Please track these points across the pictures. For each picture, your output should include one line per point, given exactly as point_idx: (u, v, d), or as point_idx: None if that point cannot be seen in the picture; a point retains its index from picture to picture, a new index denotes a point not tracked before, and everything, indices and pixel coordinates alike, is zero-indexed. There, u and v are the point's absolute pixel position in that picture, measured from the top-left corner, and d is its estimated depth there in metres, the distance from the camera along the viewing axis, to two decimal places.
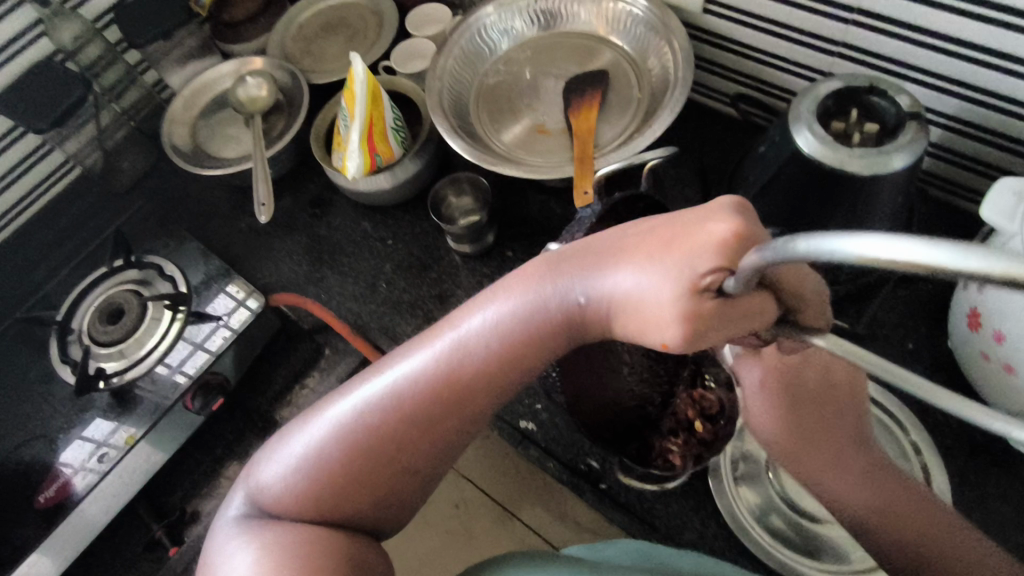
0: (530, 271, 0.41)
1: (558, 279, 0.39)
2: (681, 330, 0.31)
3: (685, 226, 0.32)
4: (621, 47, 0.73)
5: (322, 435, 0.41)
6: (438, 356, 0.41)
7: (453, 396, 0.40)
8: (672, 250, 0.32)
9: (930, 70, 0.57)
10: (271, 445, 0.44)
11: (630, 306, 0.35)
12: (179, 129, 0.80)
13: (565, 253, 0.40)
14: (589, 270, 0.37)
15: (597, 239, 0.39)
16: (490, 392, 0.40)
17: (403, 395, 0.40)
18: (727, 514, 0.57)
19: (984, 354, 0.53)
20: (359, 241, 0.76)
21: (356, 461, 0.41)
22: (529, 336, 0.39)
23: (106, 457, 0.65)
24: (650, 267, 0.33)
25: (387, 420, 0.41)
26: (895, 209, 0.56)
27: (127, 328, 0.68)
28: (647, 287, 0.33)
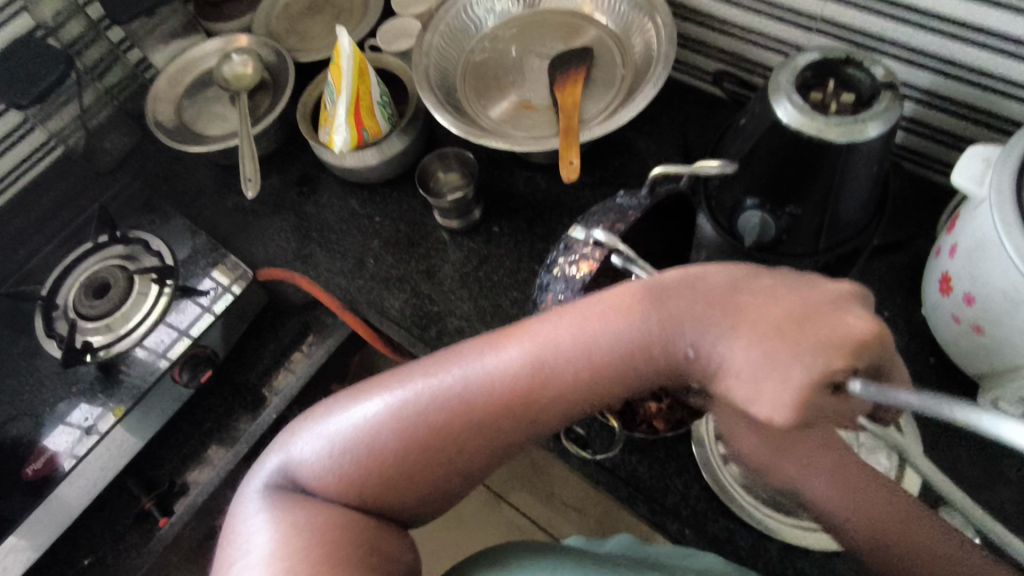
0: (630, 303, 0.40)
1: (669, 321, 0.39)
2: (796, 409, 0.33)
3: (822, 313, 0.35)
4: (605, 25, 0.74)
5: (375, 425, 0.42)
6: (514, 370, 0.41)
7: (522, 415, 0.41)
8: (803, 334, 0.34)
9: (906, 44, 0.59)
10: (312, 418, 0.45)
11: (740, 371, 0.36)
12: (164, 107, 0.80)
13: (672, 290, 0.39)
14: (702, 321, 0.38)
15: (705, 284, 0.39)
16: (561, 415, 0.41)
17: (472, 405, 0.41)
18: (711, 481, 0.58)
19: (955, 317, 0.55)
20: (347, 218, 0.77)
21: (407, 457, 0.41)
22: (614, 368, 0.40)
23: (93, 431, 0.66)
24: (780, 345, 0.34)
25: (450, 424, 0.41)
26: (871, 180, 0.58)
27: (113, 302, 0.68)
28: (771, 362, 0.34)
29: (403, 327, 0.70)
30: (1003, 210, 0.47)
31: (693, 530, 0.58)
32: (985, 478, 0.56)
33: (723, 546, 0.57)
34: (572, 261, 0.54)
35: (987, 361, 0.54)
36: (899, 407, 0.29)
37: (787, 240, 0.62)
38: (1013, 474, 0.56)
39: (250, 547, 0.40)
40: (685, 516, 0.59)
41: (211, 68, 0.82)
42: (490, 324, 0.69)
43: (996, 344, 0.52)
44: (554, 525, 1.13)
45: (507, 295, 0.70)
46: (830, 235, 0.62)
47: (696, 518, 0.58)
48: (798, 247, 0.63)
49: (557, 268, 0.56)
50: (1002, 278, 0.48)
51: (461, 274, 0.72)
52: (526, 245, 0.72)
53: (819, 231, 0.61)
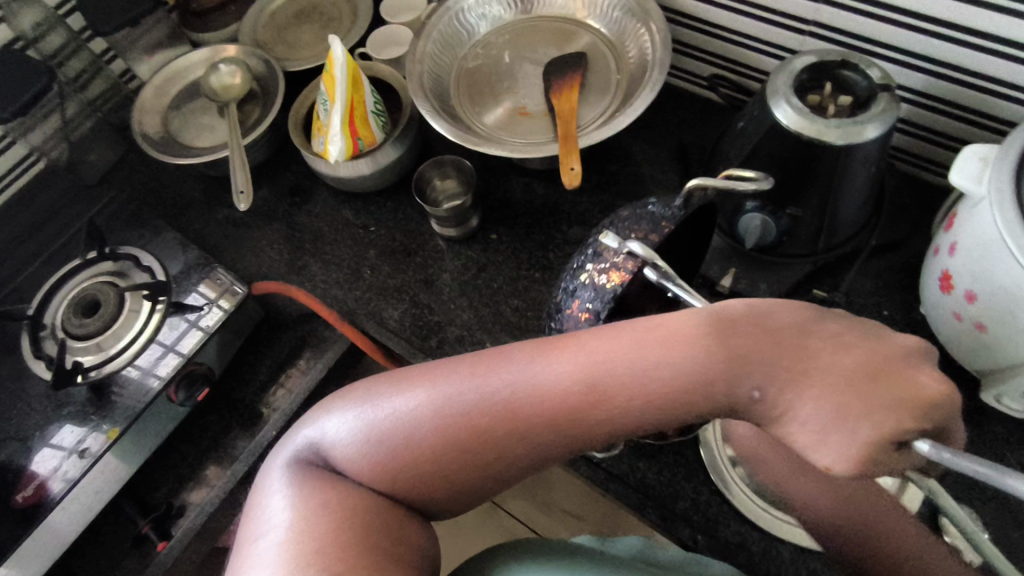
0: (692, 332, 0.38)
1: (734, 360, 0.36)
2: (857, 461, 0.33)
3: (894, 375, 0.34)
4: (598, 30, 0.74)
5: (416, 418, 0.41)
6: (566, 385, 0.39)
7: (566, 431, 0.40)
8: (875, 394, 0.34)
9: (899, 45, 0.59)
10: (349, 399, 0.43)
11: (805, 417, 0.35)
12: (149, 118, 0.78)
13: (737, 322, 0.37)
14: (769, 361, 0.36)
15: (774, 320, 0.37)
16: (605, 435, 0.40)
17: (517, 413, 0.40)
18: (721, 484, 0.58)
19: (956, 315, 0.56)
20: (341, 228, 0.76)
21: (444, 456, 0.40)
22: (669, 399, 0.38)
23: (85, 455, 0.63)
24: (852, 398, 0.34)
25: (491, 429, 0.40)
26: (870, 178, 0.59)
27: (104, 321, 0.65)
28: (841, 414, 0.34)
29: (403, 338, 0.69)
30: (1004, 208, 0.48)
31: (705, 535, 0.58)
32: None
33: (735, 551, 0.57)
34: (602, 269, 0.50)
35: (988, 358, 0.55)
36: (967, 473, 0.29)
37: (788, 242, 0.63)
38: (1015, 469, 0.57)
39: (277, 521, 0.40)
40: (696, 521, 0.58)
41: (198, 78, 0.80)
42: (492, 332, 0.68)
43: (998, 340, 0.53)
44: (552, 531, 1.13)
45: (508, 303, 0.69)
46: (829, 236, 0.63)
47: (707, 523, 0.58)
48: (798, 250, 0.64)
49: (585, 274, 0.52)
50: (1005, 275, 0.49)
51: (460, 282, 0.71)
52: (525, 251, 0.72)
53: (818, 233, 0.62)
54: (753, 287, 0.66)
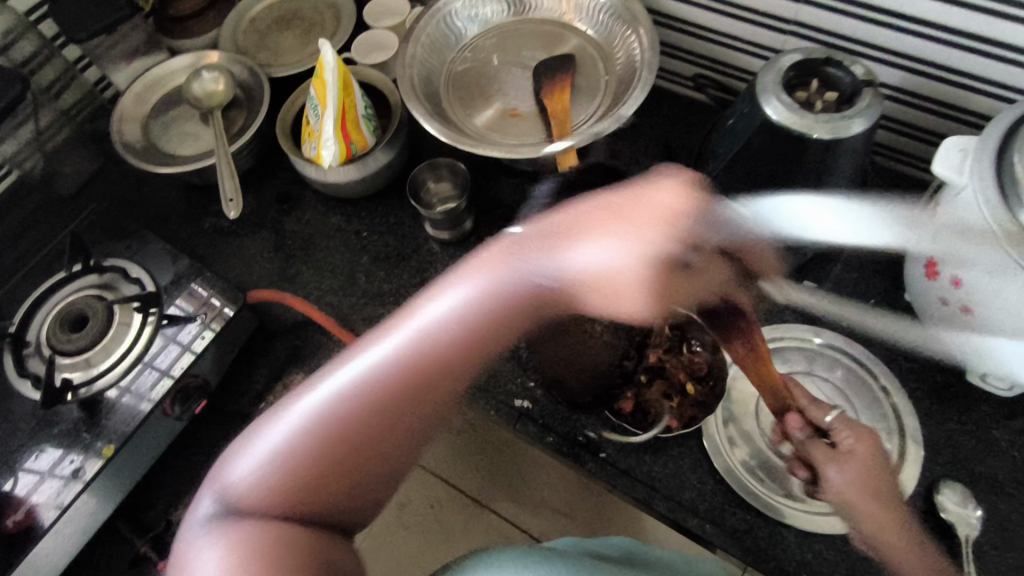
0: (487, 258, 0.48)
1: (520, 261, 0.47)
2: (647, 287, 0.46)
3: (641, 201, 0.46)
4: (585, 33, 0.75)
5: (313, 425, 0.43)
6: (398, 355, 0.44)
7: (419, 390, 0.45)
8: (629, 217, 0.46)
9: (876, 43, 0.62)
10: (243, 442, 0.44)
11: (601, 271, 0.46)
12: (129, 126, 0.76)
13: (521, 238, 0.48)
14: (540, 251, 0.47)
15: (554, 220, 0.48)
16: (454, 382, 0.46)
17: (376, 386, 0.44)
18: (725, 472, 0.59)
19: (942, 300, 0.58)
20: (333, 234, 0.75)
21: (329, 452, 0.43)
22: (498, 317, 0.46)
23: (79, 475, 0.61)
24: (625, 223, 0.46)
25: (362, 411, 0.44)
26: (856, 171, 0.61)
27: (93, 335, 0.63)
28: (632, 247, 0.45)
29: None
30: (987, 194, 0.50)
31: (713, 524, 0.59)
32: (977, 449, 0.60)
33: (743, 537, 0.58)
34: None
35: (974, 339, 0.58)
36: None
37: (778, 235, 0.64)
38: (1002, 445, 0.60)
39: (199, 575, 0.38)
40: (703, 511, 0.59)
41: (179, 85, 0.79)
42: None
43: (983, 323, 0.55)
44: (543, 530, 1.13)
45: None
46: (819, 228, 0.64)
47: (714, 512, 0.59)
48: (789, 242, 0.65)
49: None
50: (990, 260, 0.51)
51: None
52: None
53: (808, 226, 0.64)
54: None
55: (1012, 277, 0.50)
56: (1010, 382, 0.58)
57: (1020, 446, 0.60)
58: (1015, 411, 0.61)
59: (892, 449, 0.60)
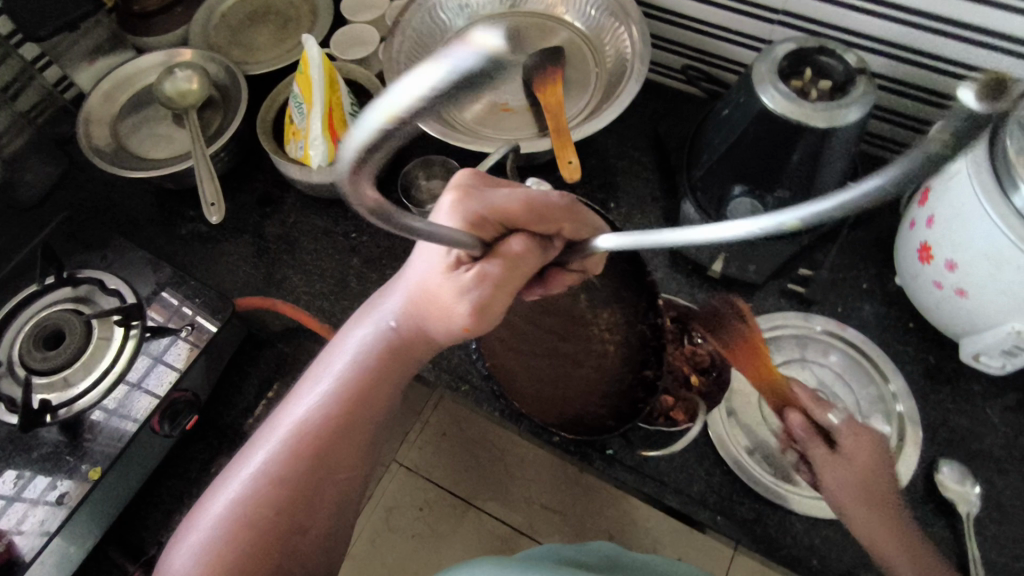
0: (353, 323, 0.52)
1: (371, 320, 0.51)
2: (468, 295, 0.44)
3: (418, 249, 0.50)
4: (574, 25, 0.74)
5: (235, 501, 0.44)
6: (296, 427, 0.47)
7: (325, 447, 0.47)
8: (417, 259, 0.49)
9: (863, 32, 0.63)
10: (175, 544, 0.45)
11: (429, 297, 0.47)
12: (97, 128, 0.72)
13: (366, 308, 0.53)
14: (387, 303, 0.51)
15: (388, 287, 0.53)
16: (359, 436, 0.48)
17: (283, 456, 0.46)
18: (731, 461, 0.60)
19: (937, 283, 0.60)
20: (320, 236, 0.72)
21: (252, 532, 0.43)
22: (372, 365, 0.49)
23: (60, 503, 0.57)
24: (423, 259, 0.48)
25: (276, 483, 0.45)
26: (848, 157, 0.61)
27: (71, 352, 0.60)
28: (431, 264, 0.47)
29: None
30: (983, 178, 0.51)
31: (723, 515, 0.59)
32: (971, 427, 0.62)
33: (753, 526, 0.58)
34: None
35: (968, 321, 0.59)
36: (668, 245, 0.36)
37: None
38: (994, 423, 0.62)
39: None
40: (713, 503, 0.59)
41: (150, 84, 0.75)
42: None
43: (978, 305, 0.56)
44: (536, 528, 1.12)
45: None
46: (812, 216, 0.64)
47: (723, 503, 0.59)
48: None
49: None
50: (985, 242, 0.52)
51: None
52: None
53: None
54: (741, 269, 0.67)
55: (1011, 260, 0.51)
56: (1002, 360, 0.59)
57: (1010, 422, 0.61)
58: (1005, 389, 0.63)
59: (891, 431, 0.61)
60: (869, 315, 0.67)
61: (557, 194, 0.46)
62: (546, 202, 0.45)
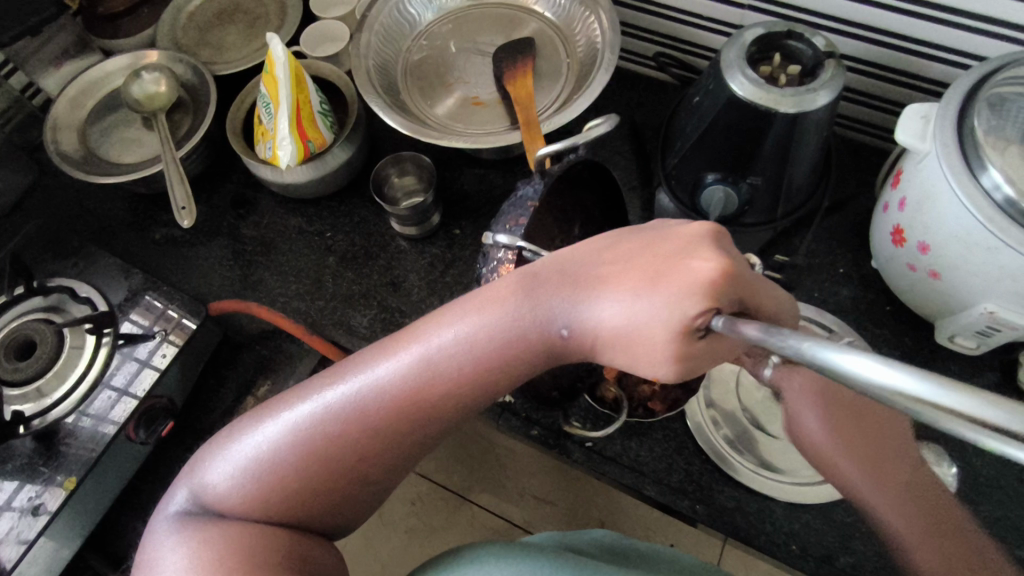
0: (507, 283, 0.41)
1: (540, 305, 0.40)
2: (674, 363, 0.34)
3: (669, 258, 0.35)
4: (544, 15, 0.73)
5: (270, 444, 0.42)
6: (387, 383, 0.41)
7: (416, 414, 0.41)
8: (647, 258, 0.36)
9: (832, 14, 0.62)
10: (229, 441, 0.44)
11: (617, 328, 0.36)
12: (65, 135, 0.71)
13: (541, 271, 0.41)
14: (567, 301, 0.39)
15: (574, 263, 0.40)
16: (453, 409, 0.42)
17: (365, 408, 0.41)
18: (709, 449, 0.60)
19: (911, 266, 0.59)
20: (295, 236, 0.72)
21: (307, 467, 0.41)
22: (503, 356, 0.41)
23: (37, 515, 0.57)
24: (643, 280, 0.35)
25: (346, 430, 0.41)
26: (820, 141, 0.61)
27: (43, 362, 0.60)
28: (635, 299, 0.35)
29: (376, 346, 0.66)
30: (953, 160, 0.51)
31: (702, 504, 0.59)
32: None
33: (732, 515, 0.58)
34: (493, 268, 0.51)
35: (943, 303, 0.59)
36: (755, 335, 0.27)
37: (748, 211, 0.64)
38: None
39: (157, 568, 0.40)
40: (692, 492, 0.60)
41: (117, 88, 0.74)
42: None
43: (952, 286, 0.56)
44: (529, 519, 1.13)
45: None
46: (786, 202, 0.65)
47: (702, 492, 0.59)
48: (757, 218, 0.65)
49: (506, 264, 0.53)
50: (955, 224, 0.52)
51: (428, 282, 0.69)
52: None
53: (776, 199, 0.63)
54: None
55: (980, 241, 0.50)
56: (978, 341, 0.59)
57: None
58: (982, 370, 0.63)
59: None
60: (846, 299, 0.67)
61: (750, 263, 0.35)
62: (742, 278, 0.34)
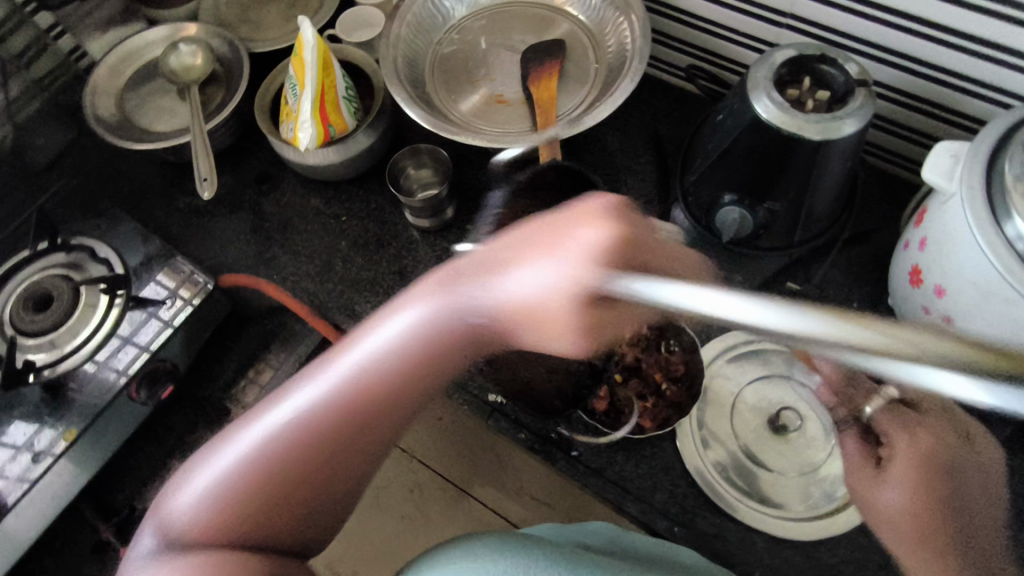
0: (431, 282, 0.46)
1: (456, 299, 0.44)
2: (576, 326, 0.41)
3: (560, 227, 0.41)
4: (577, 17, 0.72)
5: (235, 471, 0.42)
6: (342, 383, 0.43)
7: (370, 406, 0.44)
8: (540, 243, 0.42)
9: (871, 40, 0.60)
10: (189, 473, 0.44)
11: (530, 303, 0.41)
12: (102, 99, 0.74)
13: (457, 267, 0.45)
14: (479, 288, 0.43)
15: (490, 258, 0.44)
16: (404, 397, 0.45)
17: (320, 411, 0.43)
18: (697, 473, 0.59)
19: (925, 308, 0.57)
20: (311, 217, 0.73)
21: (272, 479, 0.42)
22: (435, 344, 0.44)
23: (39, 459, 0.60)
24: (542, 251, 0.41)
25: (306, 436, 0.43)
26: (845, 170, 0.59)
27: (58, 316, 0.62)
28: (541, 268, 0.40)
29: None
30: (975, 202, 0.48)
31: (683, 527, 0.58)
32: None
33: (711, 541, 0.58)
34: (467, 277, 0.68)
35: None
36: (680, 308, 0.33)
37: (764, 235, 0.63)
38: None
39: None
40: (674, 513, 0.59)
41: (156, 58, 0.76)
42: None
43: None
44: (524, 518, 1.13)
45: None
46: (803, 230, 0.64)
47: (685, 514, 0.59)
48: (772, 244, 0.65)
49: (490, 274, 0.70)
50: (974, 271, 0.50)
51: None
52: None
53: (793, 226, 0.63)
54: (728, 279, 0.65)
55: (997, 291, 0.48)
56: None
57: None
58: None
59: None
60: None
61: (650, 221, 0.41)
62: (646, 230, 0.40)
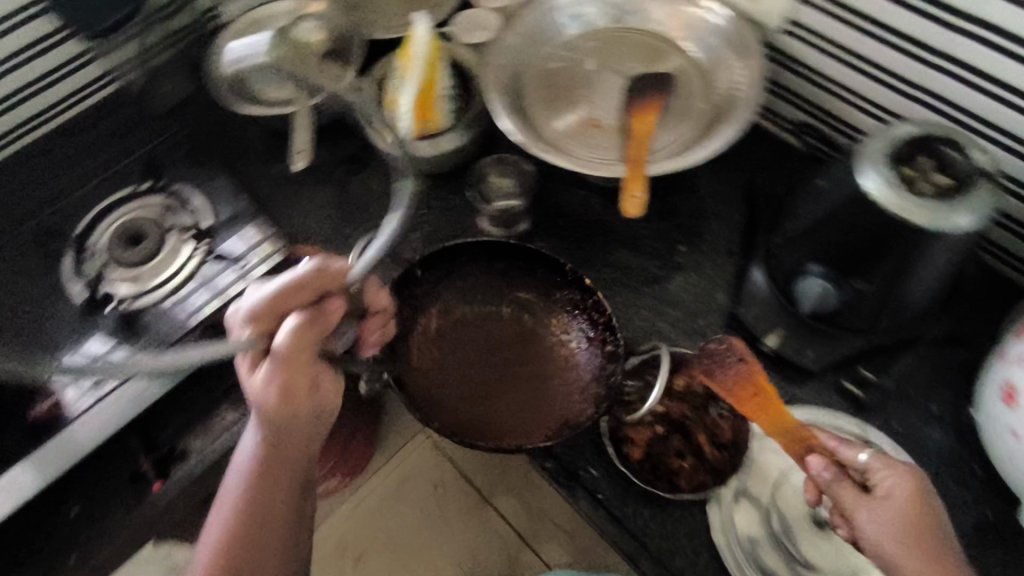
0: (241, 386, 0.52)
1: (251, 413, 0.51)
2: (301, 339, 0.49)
3: (299, 286, 0.49)
4: (692, 54, 0.69)
5: (224, 523, 0.53)
6: (241, 498, 0.53)
7: (278, 450, 0.53)
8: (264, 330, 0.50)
9: (1010, 131, 0.55)
10: None
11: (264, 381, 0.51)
12: (225, 61, 0.79)
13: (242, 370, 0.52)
14: (283, 436, 0.52)
15: (282, 440, 0.53)
16: (306, 444, 0.54)
17: (245, 472, 0.53)
18: (724, 549, 0.56)
19: (1014, 432, 0.52)
20: (391, 205, 0.75)
21: (231, 538, 0.52)
22: (287, 410, 0.51)
23: (103, 380, 0.65)
24: (280, 306, 0.49)
25: (237, 522, 0.52)
26: (952, 264, 0.53)
27: (147, 252, 0.68)
28: (274, 308, 0.49)
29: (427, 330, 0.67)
30: None
31: None
32: None
33: None
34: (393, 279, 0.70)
35: None
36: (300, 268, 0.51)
37: (846, 314, 0.58)
38: None
39: None
40: None
41: (279, 30, 0.80)
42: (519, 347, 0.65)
43: None
44: (539, 541, 1.12)
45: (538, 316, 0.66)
46: (891, 317, 0.57)
47: None
48: (855, 325, 0.59)
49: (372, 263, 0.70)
50: None
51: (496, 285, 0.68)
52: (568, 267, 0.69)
53: (880, 312, 0.57)
54: (798, 350, 0.62)
55: None
56: None
57: None
58: None
59: None
60: (929, 442, 0.61)
61: (327, 297, 0.51)
62: (321, 318, 0.50)
